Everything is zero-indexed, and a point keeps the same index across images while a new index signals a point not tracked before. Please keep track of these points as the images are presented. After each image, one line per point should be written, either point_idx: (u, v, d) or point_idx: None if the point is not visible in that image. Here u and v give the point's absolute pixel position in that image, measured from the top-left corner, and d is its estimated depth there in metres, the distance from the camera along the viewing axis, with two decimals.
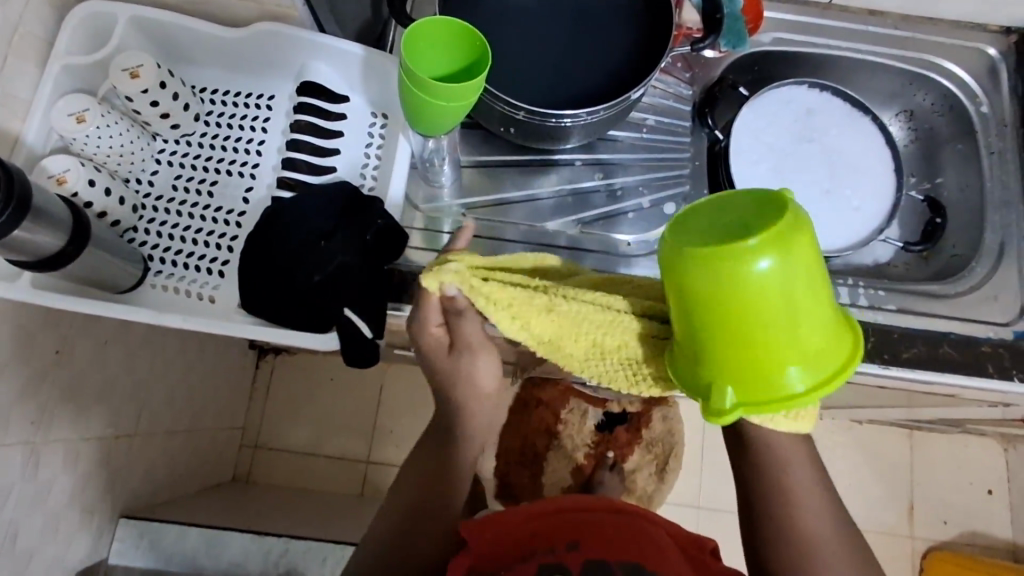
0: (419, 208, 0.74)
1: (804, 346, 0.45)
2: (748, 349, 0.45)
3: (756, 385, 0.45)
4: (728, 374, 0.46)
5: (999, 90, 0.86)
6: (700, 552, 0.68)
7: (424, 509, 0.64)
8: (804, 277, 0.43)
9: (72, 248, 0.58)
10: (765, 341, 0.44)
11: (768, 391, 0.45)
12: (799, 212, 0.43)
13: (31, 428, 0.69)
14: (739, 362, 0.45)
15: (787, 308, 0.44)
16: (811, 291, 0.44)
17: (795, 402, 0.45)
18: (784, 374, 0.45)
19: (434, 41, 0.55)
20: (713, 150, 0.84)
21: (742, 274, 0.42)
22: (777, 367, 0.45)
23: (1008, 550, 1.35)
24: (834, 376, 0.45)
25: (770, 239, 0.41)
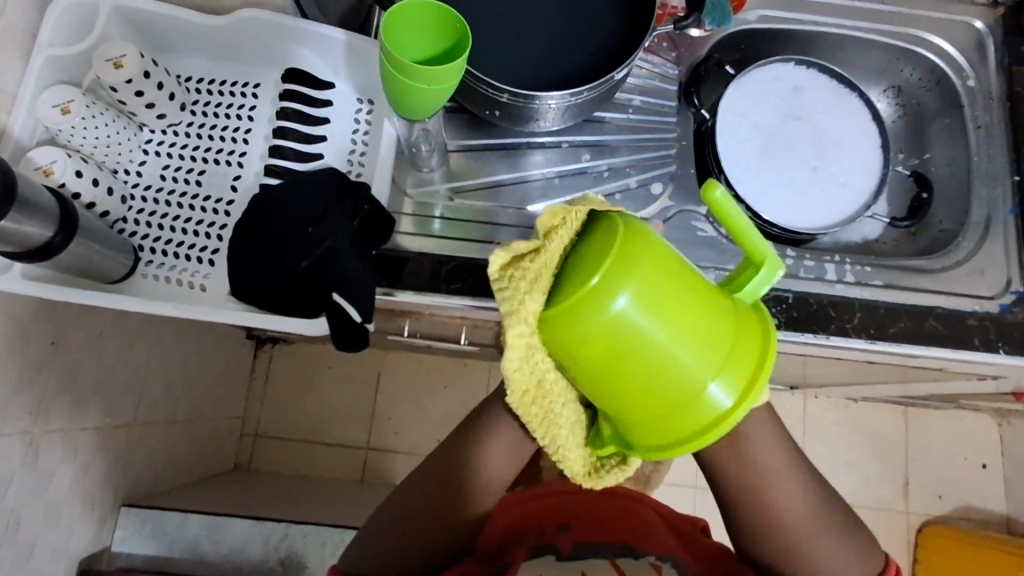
0: (408, 194, 0.74)
1: (707, 362, 0.42)
2: (648, 400, 0.43)
3: (677, 424, 0.43)
4: (641, 424, 0.44)
5: (987, 63, 0.86)
6: (688, 526, 0.70)
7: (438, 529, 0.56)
8: (662, 288, 0.42)
9: (60, 239, 0.59)
10: (651, 362, 0.42)
11: (695, 424, 0.42)
12: (626, 232, 0.43)
13: (30, 418, 0.70)
14: (640, 414, 0.43)
15: (665, 323, 0.42)
16: (679, 301, 0.42)
17: (728, 422, 0.42)
18: (703, 396, 0.42)
19: (420, 25, 0.55)
20: (700, 130, 0.83)
21: (599, 320, 0.41)
22: (697, 393, 0.42)
23: (1002, 523, 1.37)
24: (754, 379, 0.43)
25: (611, 271, 0.41)
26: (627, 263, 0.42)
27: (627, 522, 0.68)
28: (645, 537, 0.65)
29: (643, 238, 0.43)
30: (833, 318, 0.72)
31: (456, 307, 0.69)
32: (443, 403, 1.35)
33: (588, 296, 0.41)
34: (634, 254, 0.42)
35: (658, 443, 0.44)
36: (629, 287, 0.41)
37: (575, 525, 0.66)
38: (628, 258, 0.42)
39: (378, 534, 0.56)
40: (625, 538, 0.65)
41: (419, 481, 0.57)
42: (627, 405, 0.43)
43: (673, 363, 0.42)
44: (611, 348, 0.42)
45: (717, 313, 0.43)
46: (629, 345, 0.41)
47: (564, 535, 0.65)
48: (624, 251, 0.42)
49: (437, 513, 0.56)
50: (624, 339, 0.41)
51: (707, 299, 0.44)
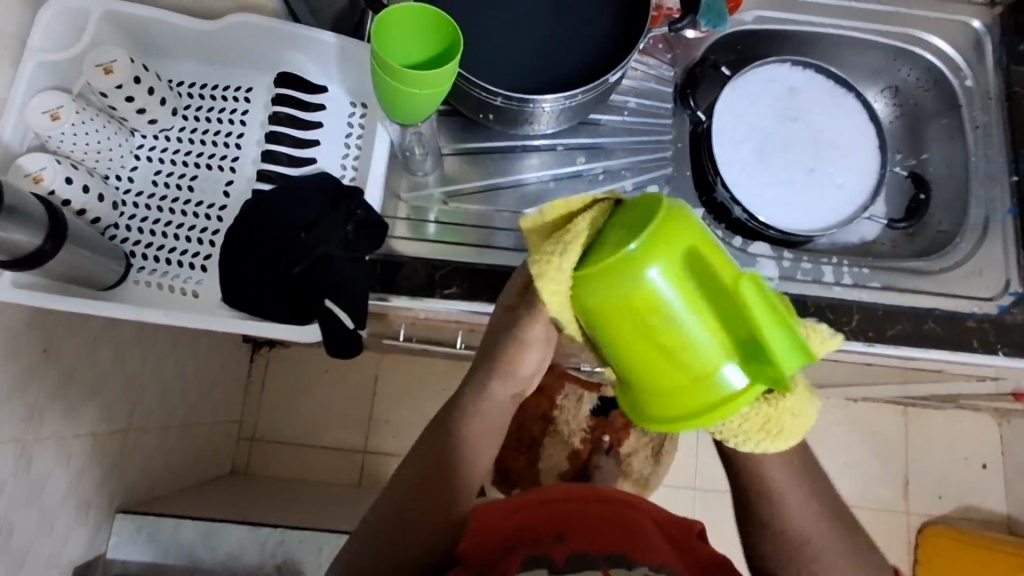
0: (402, 198, 0.74)
1: (726, 342, 0.42)
2: (663, 369, 0.44)
3: (687, 398, 0.44)
4: (654, 392, 0.45)
5: (984, 63, 0.86)
6: (687, 535, 0.69)
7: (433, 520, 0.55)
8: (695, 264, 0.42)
9: (49, 247, 0.58)
10: (673, 337, 0.43)
11: (705, 401, 0.43)
12: (676, 209, 0.44)
13: (22, 426, 0.70)
14: (654, 384, 0.45)
15: (690, 298, 0.42)
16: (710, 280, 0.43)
17: (735, 403, 0.43)
18: (716, 375, 0.43)
19: (411, 29, 0.55)
20: (696, 132, 0.81)
21: (627, 285, 0.42)
22: (710, 372, 0.43)
23: (1003, 523, 1.36)
24: None
25: (650, 241, 0.42)
26: (667, 237, 0.42)
27: (624, 529, 0.66)
28: (641, 547, 0.63)
29: (688, 216, 0.43)
30: (830, 321, 0.71)
31: (450, 312, 0.68)
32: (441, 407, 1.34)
33: (621, 261, 0.42)
34: (676, 229, 0.43)
35: (667, 411, 0.45)
36: (665, 259, 0.42)
37: (570, 535, 0.64)
38: (670, 233, 0.42)
39: (373, 546, 0.55)
40: (621, 546, 0.62)
41: (408, 487, 0.56)
42: (644, 370, 0.45)
43: (694, 341, 0.42)
44: (636, 315, 0.43)
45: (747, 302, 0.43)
46: (655, 314, 0.43)
47: (558, 544, 0.62)
48: (666, 226, 0.43)
49: (435, 517, 0.55)
50: (652, 308, 0.42)
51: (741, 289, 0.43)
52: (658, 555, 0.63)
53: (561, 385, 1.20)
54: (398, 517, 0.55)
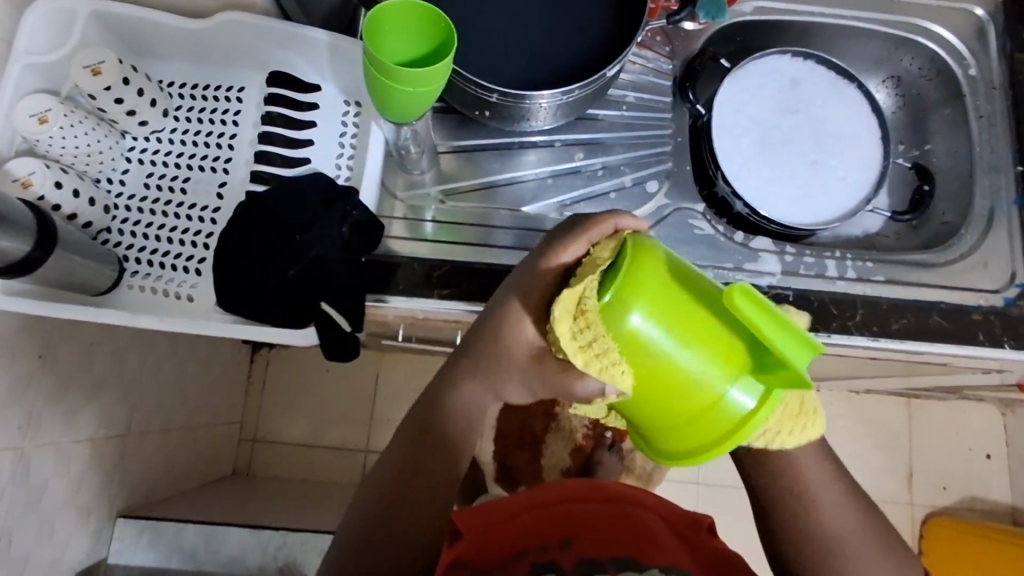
0: (397, 197, 0.73)
1: (727, 369, 0.43)
2: (675, 409, 0.44)
3: (704, 431, 0.44)
4: (673, 433, 0.45)
5: (987, 52, 0.84)
6: (695, 532, 0.68)
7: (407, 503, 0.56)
8: (675, 301, 0.43)
9: (39, 253, 0.57)
10: (672, 374, 0.43)
11: (721, 429, 0.44)
12: (640, 253, 0.45)
13: (18, 433, 0.69)
14: (671, 424, 0.45)
15: (681, 334, 0.43)
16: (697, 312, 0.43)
17: (750, 425, 0.43)
18: (724, 401, 0.43)
19: (405, 25, 0.53)
20: (695, 126, 0.81)
21: (615, 334, 0.43)
22: (718, 400, 0.43)
23: (1008, 514, 1.36)
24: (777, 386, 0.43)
25: (623, 291, 0.43)
26: (638, 277, 0.43)
27: (632, 530, 0.65)
28: (649, 547, 0.62)
29: (653, 258, 0.45)
30: (834, 316, 0.70)
31: (449, 313, 0.67)
32: None
33: (603, 315, 0.43)
34: (647, 268, 0.44)
35: (690, 447, 0.45)
36: (643, 299, 0.43)
37: (578, 537, 0.63)
38: (639, 275, 0.44)
39: (354, 557, 0.53)
40: (628, 548, 0.61)
41: (380, 492, 0.56)
42: (655, 409, 0.45)
43: (693, 367, 0.43)
44: (631, 360, 0.43)
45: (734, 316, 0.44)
46: (647, 353, 0.43)
47: (566, 549, 0.61)
48: (634, 272, 0.44)
49: (417, 516, 0.56)
50: (644, 349, 0.43)
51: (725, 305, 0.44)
52: (668, 556, 0.61)
53: None
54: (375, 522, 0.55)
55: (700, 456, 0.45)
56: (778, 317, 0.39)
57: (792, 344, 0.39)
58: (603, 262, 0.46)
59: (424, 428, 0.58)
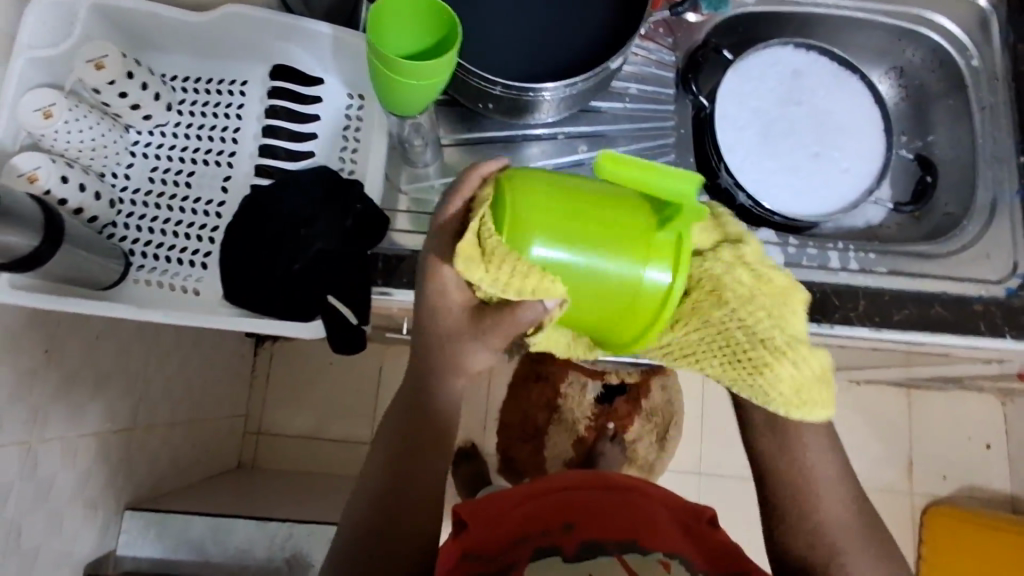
0: (402, 190, 0.72)
1: (637, 247, 0.46)
2: (612, 302, 0.47)
3: (643, 313, 0.47)
4: (620, 325, 0.48)
5: (990, 42, 0.84)
6: (697, 522, 0.68)
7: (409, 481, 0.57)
8: (564, 208, 0.46)
9: (47, 249, 0.57)
10: (592, 272, 0.46)
11: (654, 304, 0.47)
12: (513, 180, 0.47)
13: (26, 427, 0.69)
14: (614, 318, 0.48)
15: (582, 230, 0.46)
16: (589, 209, 0.46)
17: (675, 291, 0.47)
18: (646, 278, 0.46)
19: (407, 18, 0.53)
20: (698, 117, 0.82)
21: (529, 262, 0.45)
22: (642, 278, 0.46)
23: (1007, 502, 1.37)
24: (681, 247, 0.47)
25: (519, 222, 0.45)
26: (520, 193, 0.46)
27: (635, 518, 0.66)
28: (651, 533, 0.63)
29: (528, 180, 0.47)
30: (837, 307, 0.70)
31: None
32: None
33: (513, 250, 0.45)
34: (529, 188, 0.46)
35: (641, 332, 0.48)
36: (539, 218, 0.45)
37: (579, 522, 0.64)
38: (523, 200, 0.46)
39: (359, 542, 0.54)
40: (630, 533, 0.62)
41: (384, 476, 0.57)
42: (597, 311, 0.48)
43: (606, 257, 0.46)
44: (554, 272, 0.46)
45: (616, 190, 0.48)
46: (566, 261, 0.46)
47: (568, 534, 0.62)
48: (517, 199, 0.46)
49: (422, 508, 0.56)
50: (563, 261, 0.46)
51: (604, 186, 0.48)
52: (671, 544, 0.62)
53: (565, 373, 1.23)
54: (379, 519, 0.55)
55: (648, 337, 0.48)
56: (641, 166, 0.45)
57: (668, 178, 0.45)
58: (486, 198, 0.47)
59: (423, 410, 0.58)
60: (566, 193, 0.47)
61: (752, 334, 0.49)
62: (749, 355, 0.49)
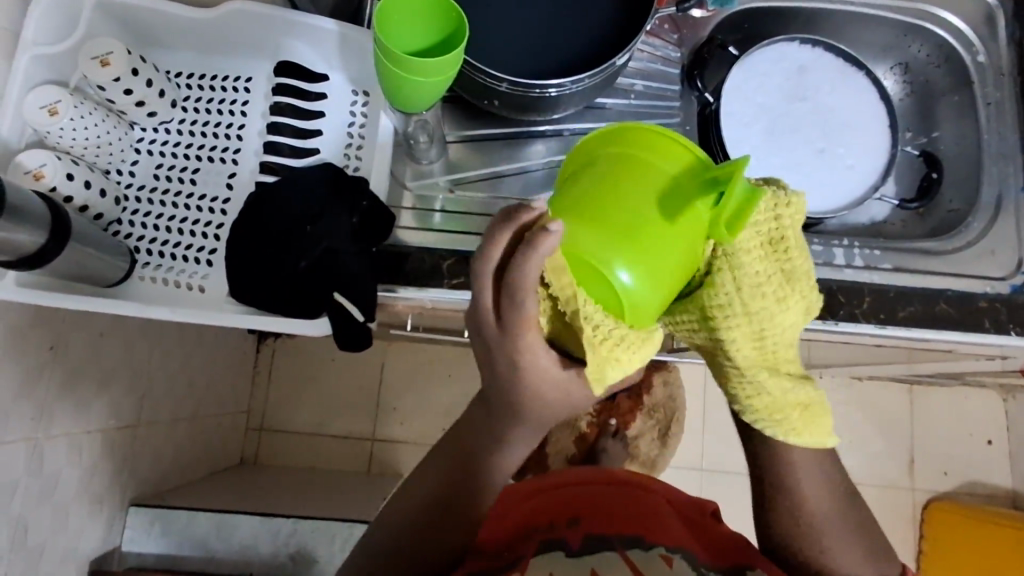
0: (407, 186, 0.73)
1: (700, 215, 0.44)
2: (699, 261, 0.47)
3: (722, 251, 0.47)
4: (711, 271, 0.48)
5: (996, 38, 0.84)
6: (700, 514, 0.68)
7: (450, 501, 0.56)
8: (625, 219, 0.42)
9: (53, 246, 0.57)
10: (684, 257, 0.44)
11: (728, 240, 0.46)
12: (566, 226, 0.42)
13: (31, 424, 0.69)
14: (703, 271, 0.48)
15: (649, 232, 0.42)
16: (639, 208, 0.43)
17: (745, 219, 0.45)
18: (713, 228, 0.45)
19: (414, 15, 0.53)
20: (704, 113, 0.81)
21: (640, 295, 0.43)
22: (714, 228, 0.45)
23: (1007, 498, 1.37)
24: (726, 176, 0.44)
25: (606, 269, 0.42)
26: (583, 241, 0.42)
27: (638, 513, 0.65)
28: (657, 530, 0.62)
29: (574, 218, 0.43)
30: (843, 304, 0.70)
31: (457, 302, 0.66)
32: (449, 395, 1.35)
33: (622, 295, 0.43)
34: (579, 224, 0.42)
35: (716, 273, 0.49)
36: (609, 250, 0.42)
37: (584, 518, 0.63)
38: (588, 244, 0.42)
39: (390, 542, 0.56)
40: (636, 530, 0.61)
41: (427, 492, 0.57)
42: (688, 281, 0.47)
43: (685, 237, 0.43)
44: (659, 282, 0.44)
45: (638, 170, 0.44)
46: (650, 278, 0.43)
47: (572, 528, 0.62)
48: (580, 249, 0.42)
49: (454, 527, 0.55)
50: (649, 274, 0.43)
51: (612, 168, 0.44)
52: (674, 540, 0.61)
53: None
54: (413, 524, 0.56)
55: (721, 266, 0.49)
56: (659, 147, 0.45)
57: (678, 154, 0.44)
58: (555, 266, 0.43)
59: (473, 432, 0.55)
60: (610, 208, 0.43)
61: (741, 322, 0.49)
62: (739, 356, 0.51)
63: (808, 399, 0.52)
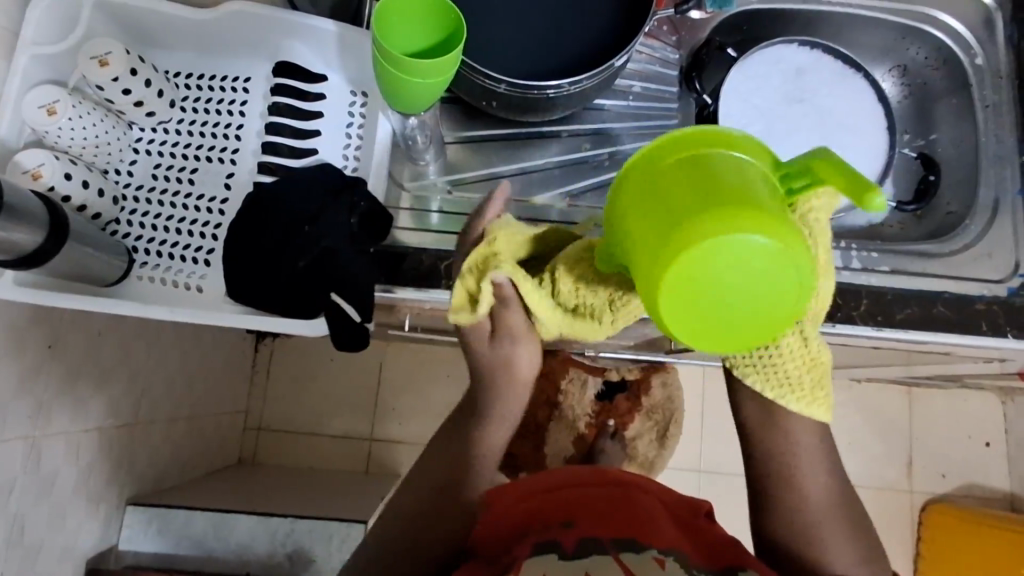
0: (404, 187, 0.73)
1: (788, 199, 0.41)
2: None
3: None
4: None
5: (994, 40, 0.83)
6: (694, 516, 0.68)
7: (444, 497, 0.66)
8: (786, 216, 0.36)
9: (51, 245, 0.57)
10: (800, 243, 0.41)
11: None
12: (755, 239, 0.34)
13: (29, 422, 0.69)
14: None
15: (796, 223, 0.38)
16: (778, 201, 0.37)
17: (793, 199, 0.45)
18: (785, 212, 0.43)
19: (407, 16, 0.53)
20: (702, 115, 0.81)
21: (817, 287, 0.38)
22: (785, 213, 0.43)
23: (1005, 500, 1.37)
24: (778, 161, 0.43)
25: (797, 270, 0.36)
26: (778, 244, 0.35)
27: (633, 509, 0.65)
28: (650, 530, 0.62)
29: (755, 222, 0.34)
30: (839, 306, 0.70)
31: (455, 304, 0.66)
32: (447, 395, 1.35)
33: (805, 293, 0.37)
34: (767, 232, 0.34)
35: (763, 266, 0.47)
36: (801, 247, 0.36)
37: (579, 520, 0.62)
38: (783, 247, 0.35)
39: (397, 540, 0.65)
40: (630, 531, 0.61)
41: (426, 490, 0.67)
42: None
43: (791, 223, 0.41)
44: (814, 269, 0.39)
45: (744, 169, 0.38)
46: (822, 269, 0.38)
47: (566, 526, 0.62)
48: (779, 254, 0.35)
49: (447, 516, 0.65)
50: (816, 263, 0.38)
51: (693, 168, 0.38)
52: (667, 540, 0.61)
53: (565, 370, 1.21)
54: (412, 516, 0.66)
55: None
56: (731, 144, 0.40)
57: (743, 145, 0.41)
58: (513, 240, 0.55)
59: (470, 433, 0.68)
60: (762, 203, 0.36)
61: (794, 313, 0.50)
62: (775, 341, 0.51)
63: (821, 359, 0.53)
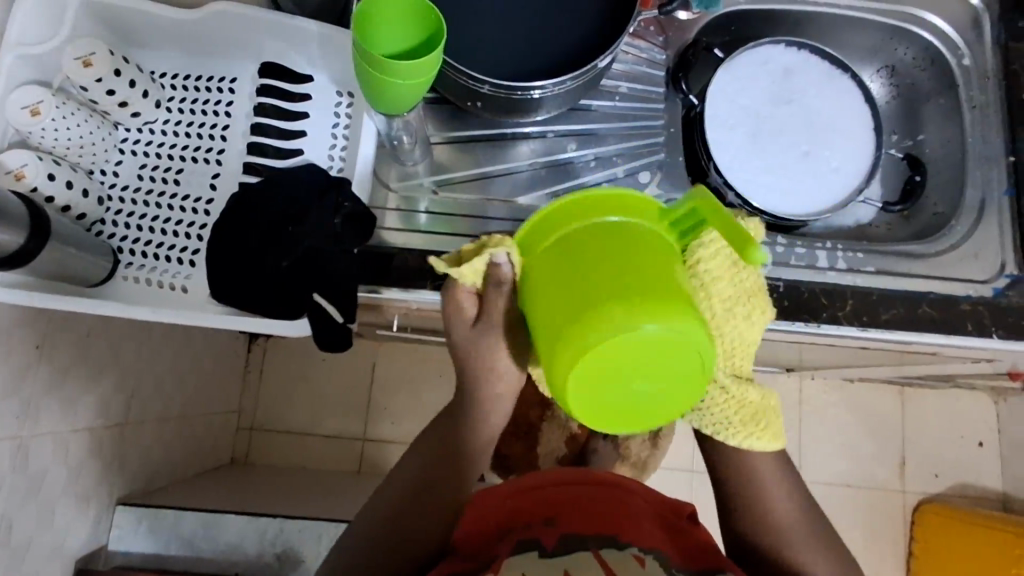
0: (390, 188, 0.73)
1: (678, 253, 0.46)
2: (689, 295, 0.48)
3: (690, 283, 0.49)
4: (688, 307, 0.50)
5: (981, 41, 0.84)
6: (678, 519, 0.68)
7: (429, 483, 0.62)
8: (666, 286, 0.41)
9: (33, 245, 0.57)
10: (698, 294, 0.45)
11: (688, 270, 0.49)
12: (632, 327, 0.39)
13: (16, 422, 0.69)
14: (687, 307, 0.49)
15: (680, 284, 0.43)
16: (659, 270, 0.42)
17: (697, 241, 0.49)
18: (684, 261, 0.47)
19: (390, 16, 0.53)
20: (689, 116, 0.82)
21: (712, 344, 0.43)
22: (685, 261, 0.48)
23: (998, 500, 1.37)
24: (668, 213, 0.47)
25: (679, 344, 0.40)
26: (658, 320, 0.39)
27: (617, 511, 0.65)
28: (633, 532, 0.62)
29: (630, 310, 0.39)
30: (825, 306, 0.70)
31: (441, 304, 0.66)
32: (440, 394, 1.35)
33: (697, 356, 0.42)
34: (642, 314, 0.39)
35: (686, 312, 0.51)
36: (682, 317, 0.40)
37: (561, 519, 0.62)
38: (662, 325, 0.39)
39: (381, 536, 0.59)
40: (612, 532, 0.61)
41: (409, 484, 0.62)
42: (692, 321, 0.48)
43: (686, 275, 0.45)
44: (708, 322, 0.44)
45: (627, 243, 0.44)
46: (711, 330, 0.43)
47: (548, 527, 0.62)
48: (657, 333, 0.39)
49: (432, 506, 0.61)
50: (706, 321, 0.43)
51: (589, 254, 0.43)
52: (648, 542, 0.61)
53: None
54: (395, 514, 0.60)
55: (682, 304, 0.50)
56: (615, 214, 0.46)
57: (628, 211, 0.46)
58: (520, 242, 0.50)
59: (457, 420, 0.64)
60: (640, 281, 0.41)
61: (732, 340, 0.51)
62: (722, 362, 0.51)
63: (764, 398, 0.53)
